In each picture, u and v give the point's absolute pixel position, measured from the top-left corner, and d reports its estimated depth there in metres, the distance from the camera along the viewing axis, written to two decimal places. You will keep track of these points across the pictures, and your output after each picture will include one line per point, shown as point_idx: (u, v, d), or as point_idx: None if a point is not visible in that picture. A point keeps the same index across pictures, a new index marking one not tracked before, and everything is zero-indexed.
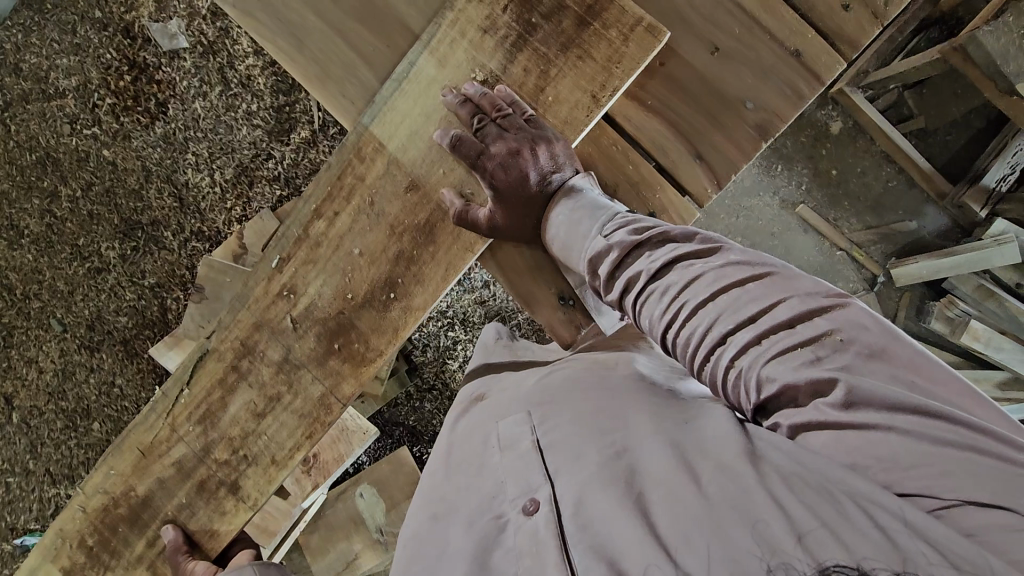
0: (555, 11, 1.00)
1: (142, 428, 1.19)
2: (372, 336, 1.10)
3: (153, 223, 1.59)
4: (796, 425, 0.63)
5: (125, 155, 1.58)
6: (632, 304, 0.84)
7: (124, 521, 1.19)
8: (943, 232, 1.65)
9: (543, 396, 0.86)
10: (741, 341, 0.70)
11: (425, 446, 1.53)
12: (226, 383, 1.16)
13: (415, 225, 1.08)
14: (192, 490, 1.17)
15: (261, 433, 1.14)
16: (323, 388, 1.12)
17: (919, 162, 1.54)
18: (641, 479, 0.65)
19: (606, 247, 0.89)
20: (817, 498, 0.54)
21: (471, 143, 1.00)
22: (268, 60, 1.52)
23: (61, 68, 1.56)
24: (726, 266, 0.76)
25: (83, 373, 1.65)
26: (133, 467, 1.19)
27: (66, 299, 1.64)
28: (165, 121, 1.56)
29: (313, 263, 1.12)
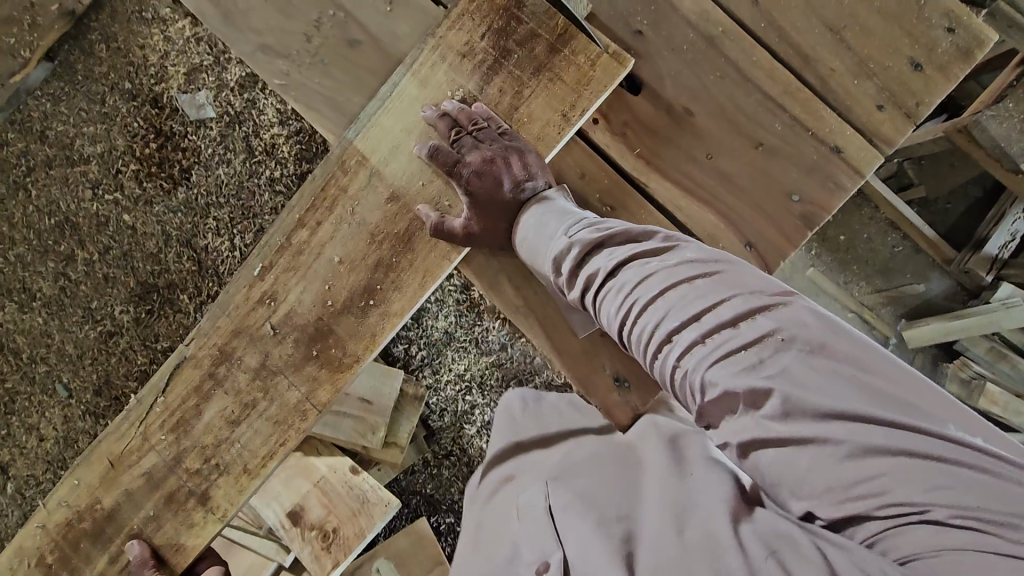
0: (527, 39, 1.06)
1: (112, 437, 1.15)
2: (349, 342, 1.10)
3: (170, 286, 1.59)
4: (745, 442, 0.68)
5: (145, 219, 1.60)
6: (591, 302, 0.89)
7: (87, 537, 1.14)
8: (951, 295, 1.68)
9: (562, 470, 0.91)
10: (687, 340, 0.75)
11: (443, 517, 1.48)
12: (201, 391, 1.13)
13: (394, 235, 1.09)
14: (160, 502, 1.13)
15: (234, 441, 1.12)
16: (300, 394, 1.11)
17: (926, 232, 1.59)
18: (637, 528, 0.73)
19: (567, 246, 0.92)
20: (777, 538, 0.62)
21: (448, 153, 1.03)
22: (292, 129, 1.58)
23: (87, 135, 1.60)
24: (676, 266, 0.80)
25: (86, 441, 1.61)
26: (101, 479, 1.14)
27: (75, 363, 1.61)
28: (187, 187, 1.59)
29: (294, 270, 1.11)
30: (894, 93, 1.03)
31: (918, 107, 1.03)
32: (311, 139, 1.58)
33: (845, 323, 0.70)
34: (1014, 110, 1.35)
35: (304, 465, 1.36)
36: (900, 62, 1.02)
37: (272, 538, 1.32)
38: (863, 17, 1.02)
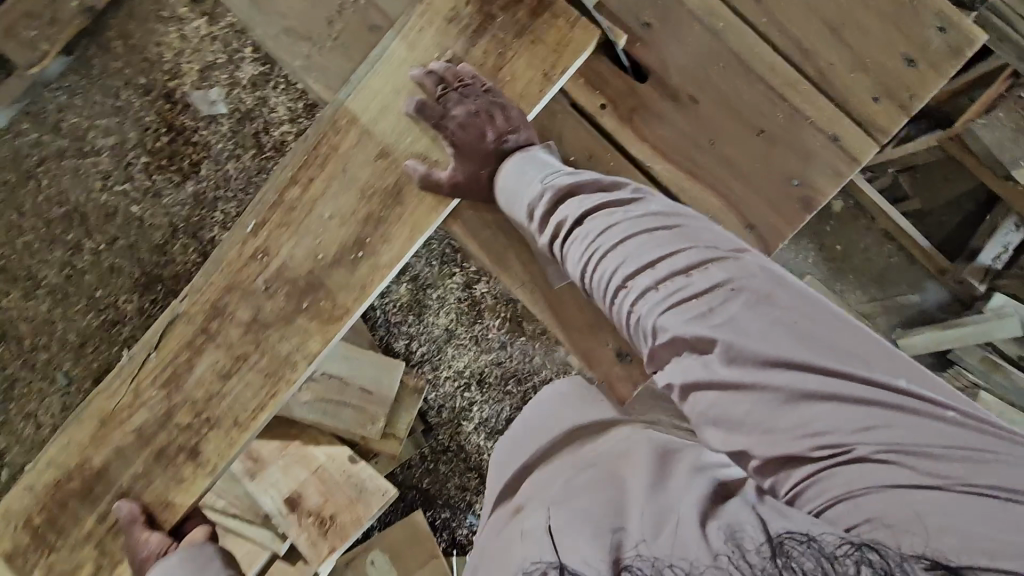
0: (510, 5, 1.10)
1: (107, 394, 1.18)
2: (340, 293, 1.14)
3: (175, 277, 1.61)
4: (688, 382, 0.77)
5: (153, 211, 1.62)
6: (559, 252, 0.96)
7: (75, 497, 1.17)
8: (946, 305, 1.70)
9: (557, 468, 0.85)
10: (642, 286, 0.84)
11: (438, 512, 1.48)
12: (194, 346, 1.16)
13: (383, 189, 1.13)
14: (149, 458, 1.16)
15: (225, 395, 1.16)
16: (290, 346, 1.15)
17: (921, 242, 1.62)
18: (629, 509, 0.69)
19: (542, 194, 0.98)
20: (739, 515, 0.65)
21: (437, 109, 1.08)
22: (302, 127, 1.61)
23: (100, 128, 1.63)
24: (641, 222, 0.89)
25: None
26: (91, 437, 1.18)
27: (75, 352, 1.62)
28: (196, 180, 1.61)
29: (285, 228, 1.15)
30: (890, 87, 1.07)
31: (913, 99, 1.07)
32: None
33: (791, 277, 0.80)
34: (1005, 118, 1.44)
35: (303, 454, 1.36)
36: (893, 59, 1.07)
37: (268, 525, 1.31)
38: (860, 16, 1.07)
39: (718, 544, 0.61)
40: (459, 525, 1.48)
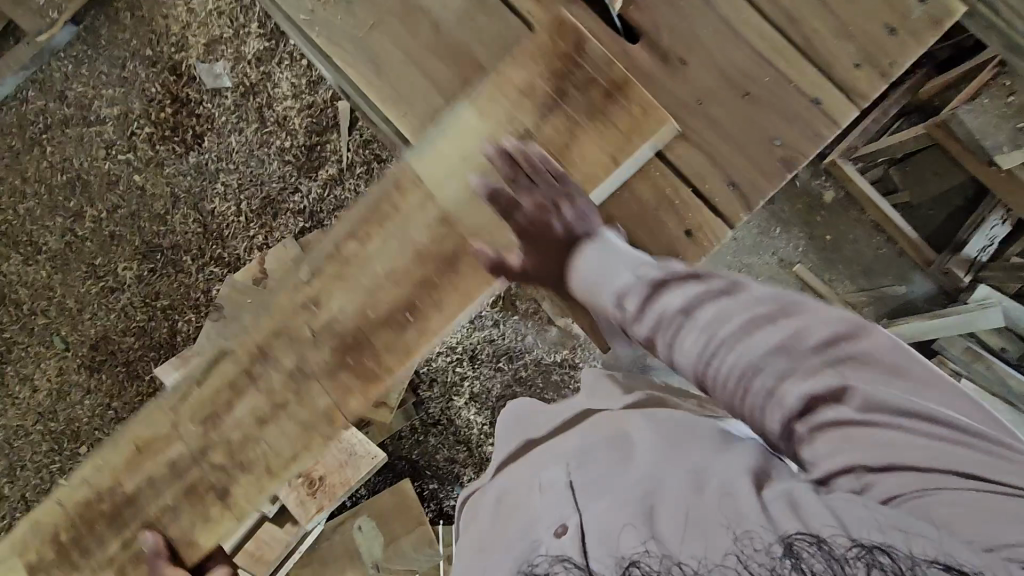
0: (586, 85, 0.82)
1: (143, 418, 0.91)
2: (384, 354, 0.86)
3: (174, 247, 1.63)
4: (813, 430, 0.60)
5: (155, 180, 1.64)
6: (659, 347, 0.72)
7: (79, 546, 0.91)
8: (932, 296, 1.73)
9: (588, 425, 0.74)
10: (787, 388, 0.62)
11: (426, 482, 1.51)
12: (235, 380, 0.90)
13: (440, 253, 0.84)
14: (166, 505, 0.90)
15: (258, 440, 0.89)
16: (330, 400, 0.88)
17: (909, 233, 1.64)
18: (646, 474, 0.62)
19: (633, 283, 0.74)
20: (795, 505, 0.53)
21: (509, 198, 0.81)
22: (305, 103, 1.62)
23: (106, 98, 1.65)
24: (754, 301, 0.67)
25: (78, 394, 1.63)
26: (128, 462, 0.91)
27: (74, 318, 1.64)
28: (199, 152, 1.63)
29: (338, 279, 0.87)
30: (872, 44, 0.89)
31: None
32: (322, 113, 1.63)
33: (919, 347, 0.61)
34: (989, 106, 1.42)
35: None
36: None
37: None
38: None
39: (728, 542, 0.52)
40: (446, 496, 1.51)
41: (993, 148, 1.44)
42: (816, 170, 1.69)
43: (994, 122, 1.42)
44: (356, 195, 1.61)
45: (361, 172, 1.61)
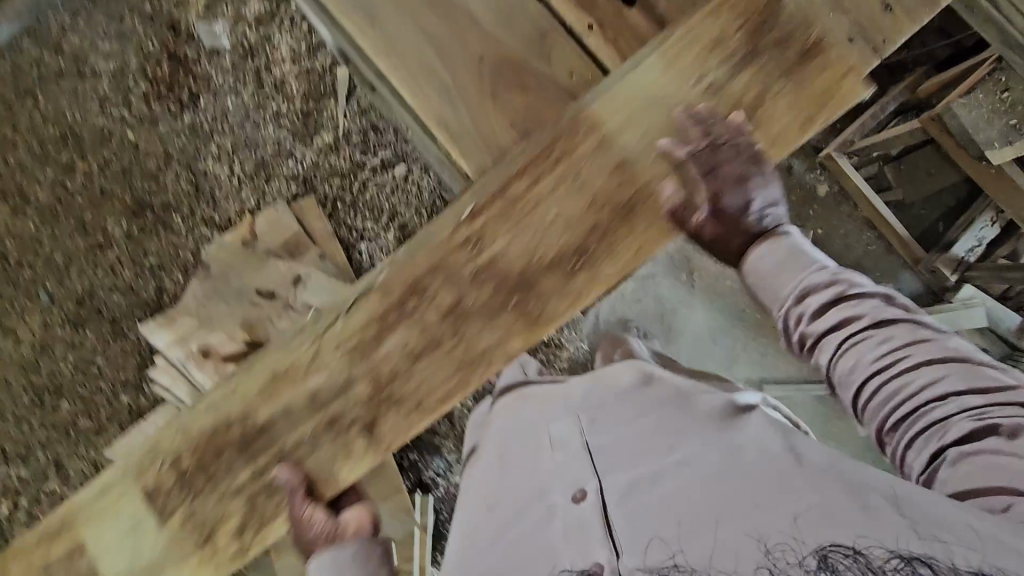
0: (774, 41, 0.87)
1: (283, 349, 0.98)
2: (549, 299, 0.91)
3: (165, 206, 1.61)
4: (969, 456, 0.64)
5: (149, 138, 1.62)
6: (834, 345, 0.75)
7: (234, 448, 0.99)
8: (919, 295, 1.75)
9: (581, 404, 1.00)
10: (957, 405, 0.67)
11: (407, 452, 1.51)
12: (385, 318, 0.94)
13: (616, 204, 0.89)
14: (320, 424, 0.97)
15: (412, 376, 0.94)
16: (490, 342, 0.92)
17: (900, 230, 1.67)
18: (663, 444, 0.84)
19: (827, 282, 0.78)
20: (847, 493, 0.65)
21: (710, 160, 0.86)
22: (304, 68, 1.61)
23: (102, 52, 1.63)
24: (954, 342, 0.71)
25: (62, 349, 1.61)
26: (261, 388, 0.98)
27: (61, 272, 1.62)
28: (194, 112, 1.62)
29: (504, 219, 0.91)
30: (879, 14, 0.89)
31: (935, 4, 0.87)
32: (320, 79, 1.61)
33: None
34: (983, 100, 1.40)
35: None
36: None
37: None
38: None
39: (758, 553, 0.64)
40: (425, 466, 1.51)
41: (986, 144, 1.43)
42: (811, 164, 1.72)
43: (986, 117, 1.41)
44: (350, 163, 1.60)
45: (357, 140, 1.60)
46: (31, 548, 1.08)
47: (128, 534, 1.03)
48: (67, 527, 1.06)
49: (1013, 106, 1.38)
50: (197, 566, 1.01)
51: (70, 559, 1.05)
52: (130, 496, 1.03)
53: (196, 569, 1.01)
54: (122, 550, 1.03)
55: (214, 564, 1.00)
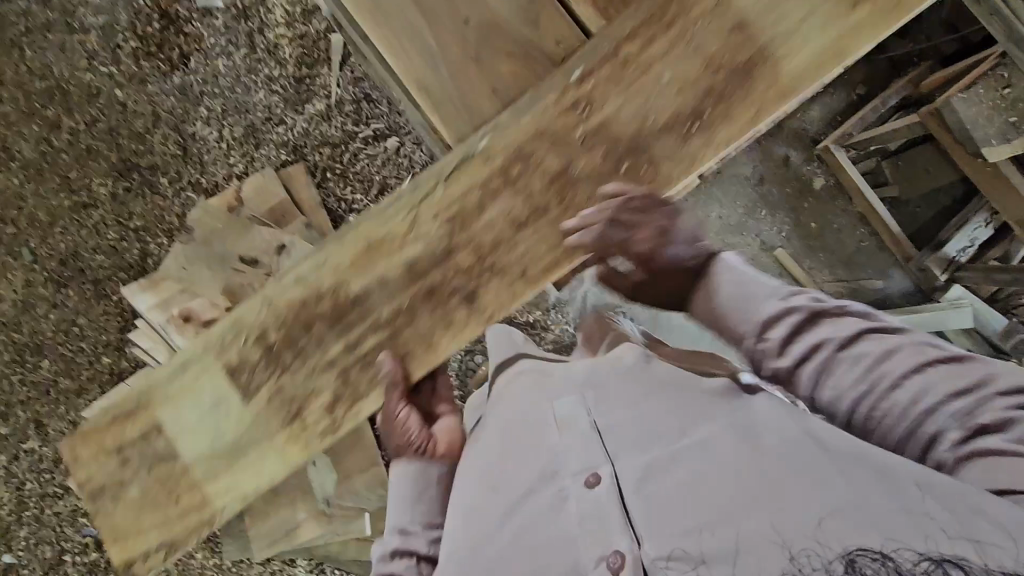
0: None
1: (376, 219, 0.83)
2: (664, 164, 0.76)
3: (152, 167, 1.59)
4: (973, 455, 0.64)
5: (137, 98, 1.58)
6: (813, 374, 0.75)
7: (323, 320, 0.84)
8: (908, 294, 1.79)
9: (596, 378, 0.91)
10: (947, 411, 0.67)
11: None
12: (490, 185, 0.80)
13: (738, 56, 0.74)
14: (418, 295, 0.81)
15: (516, 246, 0.79)
16: (605, 213, 0.76)
17: (893, 229, 1.71)
18: (689, 427, 0.76)
19: (784, 310, 0.77)
20: (883, 484, 0.61)
21: (620, 237, 0.77)
22: (298, 32, 1.57)
23: (91, 5, 1.57)
24: (925, 344, 0.72)
25: (43, 308, 1.60)
26: (356, 260, 0.83)
27: (44, 230, 1.60)
28: (184, 72, 1.58)
29: (613, 80, 0.77)
30: None
31: None
32: (314, 45, 1.58)
33: None
34: (982, 96, 1.42)
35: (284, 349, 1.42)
36: None
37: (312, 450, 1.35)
38: None
39: (785, 559, 0.58)
40: None
41: (982, 140, 1.45)
42: (811, 156, 1.73)
43: (985, 114, 1.42)
44: (342, 133, 1.57)
45: (350, 110, 1.57)
46: (98, 429, 0.91)
47: (212, 410, 0.87)
48: (142, 407, 0.89)
49: (1013, 104, 1.39)
50: (287, 446, 0.86)
51: (145, 440, 0.89)
52: (211, 370, 0.87)
53: (287, 449, 0.86)
54: (209, 428, 0.87)
55: (305, 442, 0.85)
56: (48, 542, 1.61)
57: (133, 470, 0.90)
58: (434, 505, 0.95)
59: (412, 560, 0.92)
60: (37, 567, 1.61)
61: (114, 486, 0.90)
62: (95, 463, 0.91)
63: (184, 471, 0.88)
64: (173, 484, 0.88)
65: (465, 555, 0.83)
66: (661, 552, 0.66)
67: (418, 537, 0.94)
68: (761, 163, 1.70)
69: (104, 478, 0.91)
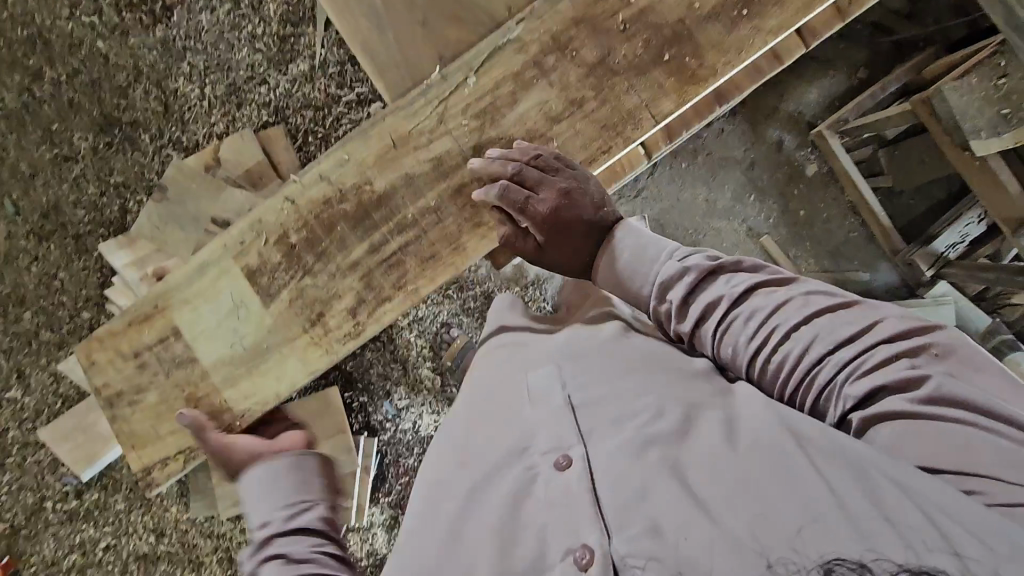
0: None
1: (401, 115, 1.09)
2: (707, 52, 1.06)
3: (133, 123, 1.57)
4: (882, 416, 0.68)
5: (119, 51, 1.55)
6: (714, 331, 0.83)
7: (348, 220, 1.10)
8: (893, 288, 1.86)
9: (572, 355, 0.92)
10: (840, 359, 0.73)
11: (356, 395, 1.59)
12: (521, 79, 1.07)
13: None
14: (444, 193, 1.09)
15: (551, 137, 1.08)
16: (639, 101, 1.08)
17: (880, 218, 1.75)
18: (667, 409, 0.77)
19: (680, 271, 0.87)
20: (850, 478, 0.61)
21: (518, 195, 0.99)
22: None
23: None
24: (811, 294, 0.79)
25: (26, 261, 1.60)
26: (379, 157, 1.09)
27: (26, 182, 1.59)
28: (167, 26, 1.54)
29: None
30: None
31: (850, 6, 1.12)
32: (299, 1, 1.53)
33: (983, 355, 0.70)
34: (975, 86, 1.47)
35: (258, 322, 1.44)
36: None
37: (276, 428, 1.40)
38: None
39: (761, 564, 0.57)
40: (374, 410, 1.60)
41: (972, 132, 1.47)
42: (804, 141, 1.80)
43: (977, 104, 1.46)
44: (326, 96, 1.54)
45: (334, 72, 1.53)
46: (119, 333, 1.14)
47: (232, 310, 1.12)
48: (159, 310, 1.13)
49: (1007, 96, 1.46)
50: (306, 348, 1.13)
51: (164, 344, 1.14)
52: (231, 274, 1.12)
53: (305, 350, 1.13)
54: (225, 332, 1.12)
55: (326, 344, 1.13)
56: (29, 488, 1.64)
57: (150, 375, 1.14)
58: (287, 483, 0.99)
59: (281, 559, 0.89)
60: (18, 513, 1.65)
61: (132, 391, 1.15)
62: (114, 366, 1.14)
63: (202, 372, 1.13)
64: (191, 387, 1.14)
65: (420, 527, 0.79)
66: (632, 548, 0.65)
67: (274, 518, 0.94)
68: (752, 147, 1.78)
69: (122, 382, 1.14)
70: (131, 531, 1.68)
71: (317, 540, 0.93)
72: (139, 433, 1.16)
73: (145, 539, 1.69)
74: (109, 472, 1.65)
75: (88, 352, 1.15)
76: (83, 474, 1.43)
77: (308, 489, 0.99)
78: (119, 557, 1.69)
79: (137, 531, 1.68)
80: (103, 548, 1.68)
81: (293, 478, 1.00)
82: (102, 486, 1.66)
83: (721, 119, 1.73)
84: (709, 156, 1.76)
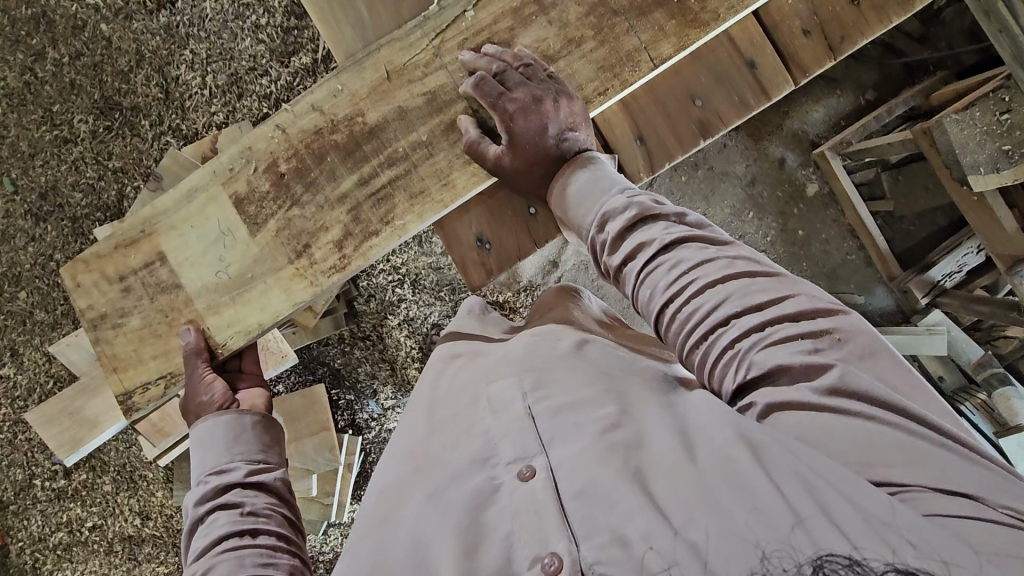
0: None
1: (400, 45, 1.04)
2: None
3: (133, 108, 1.56)
4: (786, 402, 0.64)
5: (122, 34, 1.54)
6: (635, 271, 0.80)
7: (338, 150, 1.04)
8: (887, 313, 1.89)
9: (532, 361, 0.85)
10: (746, 324, 0.70)
11: (344, 393, 1.62)
12: (521, 14, 1.03)
13: None
14: (437, 128, 1.03)
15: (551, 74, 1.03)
16: (638, 42, 1.03)
17: (879, 243, 1.79)
18: (626, 421, 0.71)
19: (623, 205, 0.86)
20: (801, 488, 0.55)
21: (494, 86, 0.96)
22: None
23: None
24: (737, 258, 0.76)
25: (22, 240, 1.61)
26: (375, 88, 1.04)
27: (26, 161, 1.59)
28: (171, 12, 1.53)
29: None
30: (865, 16, 1.12)
31: (844, 41, 1.12)
32: None
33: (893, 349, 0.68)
34: (979, 119, 1.48)
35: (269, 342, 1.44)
36: (882, 24, 1.12)
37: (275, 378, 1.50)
38: None
39: (752, 560, 0.52)
40: (360, 409, 1.64)
41: (972, 167, 1.52)
42: (806, 161, 1.80)
43: (977, 138, 1.48)
44: None
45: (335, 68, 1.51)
46: (104, 256, 1.06)
47: (219, 238, 1.05)
48: (147, 234, 1.06)
49: (1010, 130, 1.45)
50: (291, 279, 1.04)
51: (149, 268, 1.06)
52: (219, 200, 1.05)
53: (289, 281, 1.04)
54: (211, 258, 1.05)
55: (311, 275, 1.04)
56: (20, 465, 1.65)
57: (134, 300, 1.05)
58: (251, 440, 0.94)
59: (235, 512, 0.83)
60: (8, 488, 1.67)
61: (116, 314, 1.05)
62: (99, 289, 1.06)
63: (187, 298, 1.05)
64: (174, 313, 1.05)
65: (376, 535, 0.72)
66: (599, 556, 0.59)
67: (236, 467, 0.90)
68: (754, 164, 1.76)
69: (106, 306, 1.06)
70: (117, 513, 1.71)
71: (270, 502, 0.88)
72: (122, 357, 1.05)
73: (130, 522, 1.72)
74: (97, 454, 1.67)
75: (72, 275, 1.06)
76: (65, 458, 1.44)
77: (269, 452, 0.96)
78: (104, 537, 1.72)
79: (123, 513, 1.71)
80: (89, 528, 1.71)
81: (263, 436, 0.96)
82: (90, 467, 1.68)
83: (725, 134, 1.72)
84: (709, 170, 1.74)
